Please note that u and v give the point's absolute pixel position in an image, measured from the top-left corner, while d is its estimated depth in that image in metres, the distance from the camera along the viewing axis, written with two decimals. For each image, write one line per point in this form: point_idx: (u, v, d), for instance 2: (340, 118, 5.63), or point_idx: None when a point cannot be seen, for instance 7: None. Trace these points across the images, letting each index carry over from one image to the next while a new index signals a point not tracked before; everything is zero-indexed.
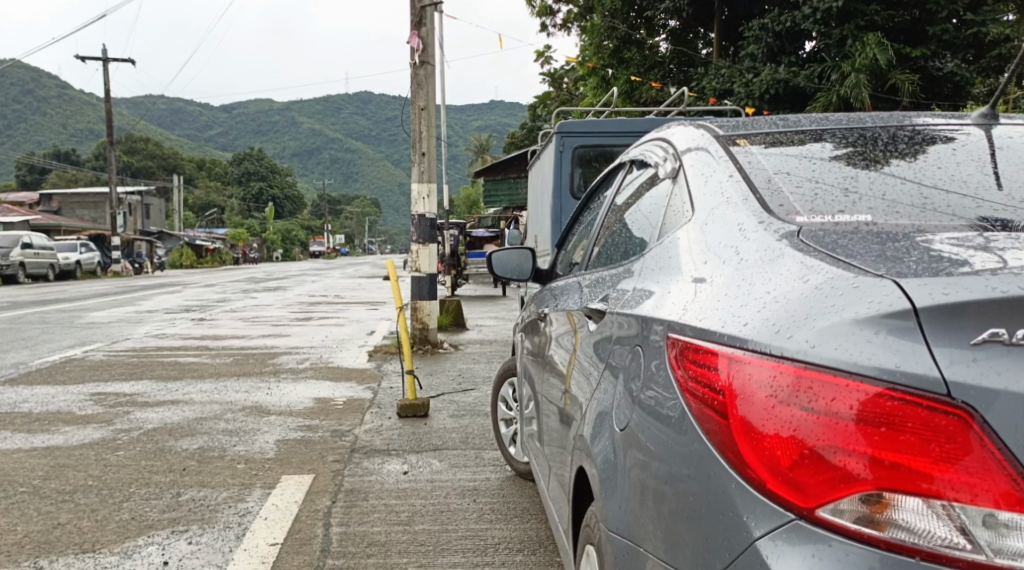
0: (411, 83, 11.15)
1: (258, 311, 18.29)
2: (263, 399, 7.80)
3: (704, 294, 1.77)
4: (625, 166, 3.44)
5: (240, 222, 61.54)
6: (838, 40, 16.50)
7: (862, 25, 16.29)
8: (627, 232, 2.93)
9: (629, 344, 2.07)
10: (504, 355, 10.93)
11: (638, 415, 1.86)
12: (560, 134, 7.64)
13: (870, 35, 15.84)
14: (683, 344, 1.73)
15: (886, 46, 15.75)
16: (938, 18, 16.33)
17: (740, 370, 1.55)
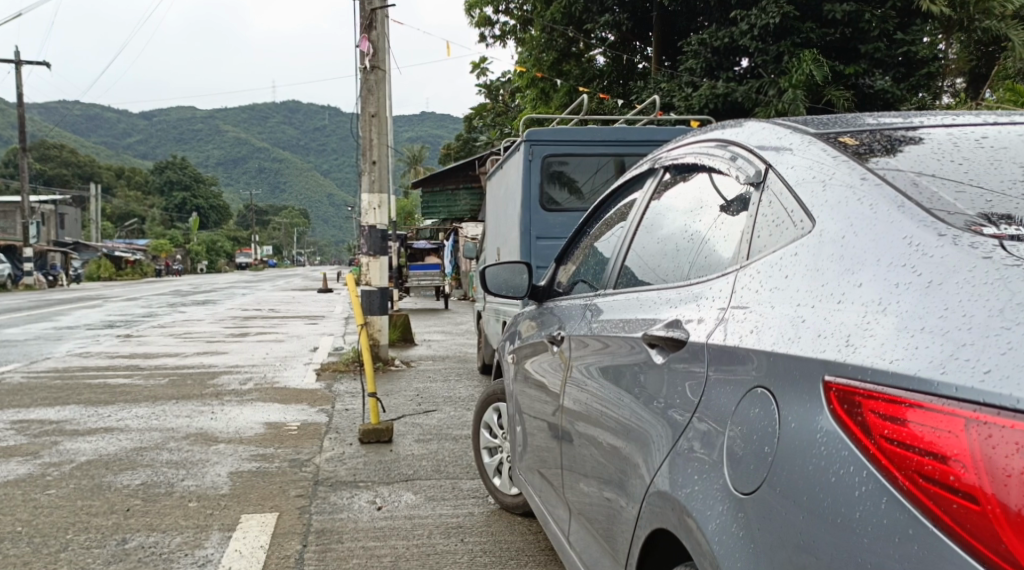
0: (361, 89, 10.75)
1: (189, 327, 17.40)
2: (209, 425, 7.21)
3: (880, 326, 1.40)
4: (655, 172, 3.08)
5: (162, 233, 59.41)
6: (775, 56, 16.60)
7: (798, 42, 16.42)
8: (683, 248, 2.58)
9: (740, 381, 1.70)
10: (459, 372, 10.52)
11: (784, 480, 1.48)
12: (527, 143, 7.32)
13: (805, 52, 15.96)
14: (861, 393, 1.36)
15: (822, 63, 15.89)
16: (870, 36, 16.52)
17: (984, 433, 1.20)
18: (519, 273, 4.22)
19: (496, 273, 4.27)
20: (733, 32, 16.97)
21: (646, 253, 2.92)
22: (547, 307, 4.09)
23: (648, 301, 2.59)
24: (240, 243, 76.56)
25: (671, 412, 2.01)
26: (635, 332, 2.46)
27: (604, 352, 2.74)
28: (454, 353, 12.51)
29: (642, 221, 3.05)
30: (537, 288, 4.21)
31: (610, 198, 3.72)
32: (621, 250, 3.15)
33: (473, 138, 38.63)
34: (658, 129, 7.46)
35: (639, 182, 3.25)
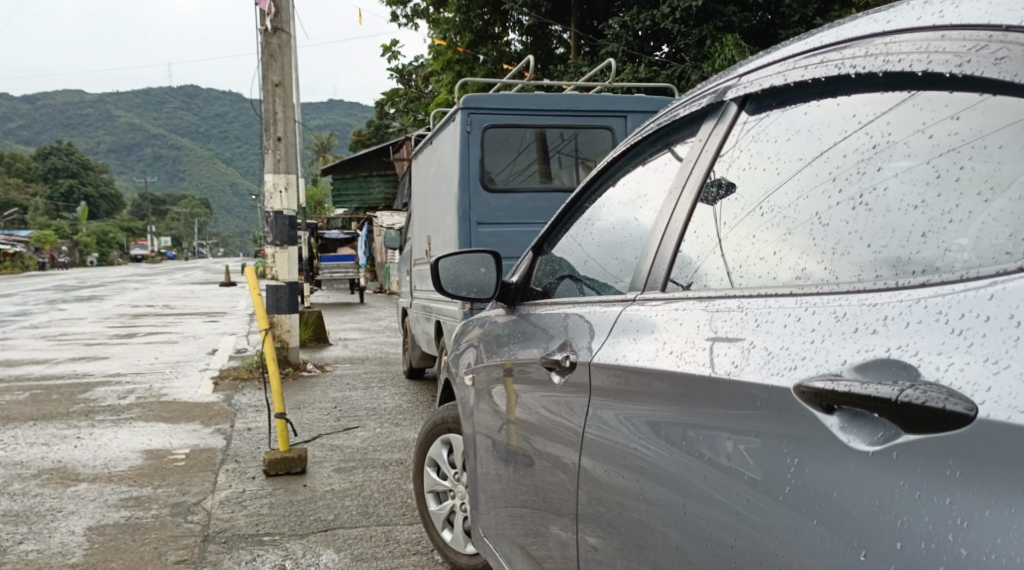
0: (262, 54, 9.38)
1: (68, 328, 15.48)
2: (72, 457, 5.79)
3: None
4: (721, 106, 2.03)
5: (47, 224, 55.46)
6: (697, 41, 15.79)
7: (720, 26, 15.63)
8: (835, 224, 1.58)
9: None
10: (379, 377, 9.32)
11: None
12: (466, 111, 6.17)
13: (728, 35, 15.17)
14: None
15: (745, 47, 15.11)
16: (791, 21, 15.89)
17: None
18: (484, 265, 3.04)
19: (453, 265, 3.05)
20: (654, 15, 16.17)
21: (720, 233, 1.89)
22: (524, 314, 2.94)
23: (773, 315, 1.56)
24: (135, 234, 72.38)
25: (946, 567, 1.07)
26: (760, 373, 1.46)
27: (669, 400, 1.72)
28: (375, 354, 11.25)
29: (704, 183, 2.01)
30: (509, 286, 3.07)
31: (615, 161, 2.62)
32: (670, 234, 2.07)
33: (385, 124, 37.04)
34: (615, 96, 6.40)
35: (685, 131, 2.20)
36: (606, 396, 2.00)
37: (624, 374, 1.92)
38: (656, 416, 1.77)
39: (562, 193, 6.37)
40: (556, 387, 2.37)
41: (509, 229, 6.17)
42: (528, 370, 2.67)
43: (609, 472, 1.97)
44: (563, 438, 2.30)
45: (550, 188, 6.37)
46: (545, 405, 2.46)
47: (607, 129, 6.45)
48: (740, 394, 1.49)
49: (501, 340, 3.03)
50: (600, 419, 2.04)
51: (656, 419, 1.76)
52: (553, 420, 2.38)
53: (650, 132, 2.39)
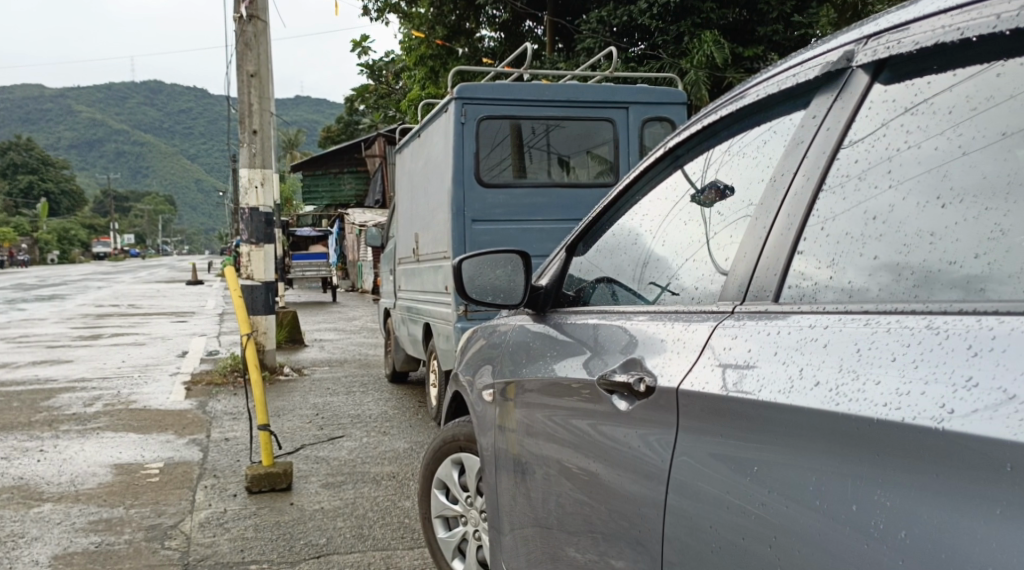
0: (237, 43, 8.92)
1: (28, 330, 14.86)
2: (35, 474, 5.35)
3: None
4: (843, 72, 1.63)
5: (5, 220, 53.98)
6: (675, 37, 15.51)
7: (697, 23, 15.38)
8: None
9: None
10: (359, 381, 8.94)
11: None
12: (460, 101, 5.78)
13: (707, 32, 14.93)
14: None
15: (723, 44, 14.87)
16: (768, 18, 15.68)
17: None
18: (509, 266, 2.66)
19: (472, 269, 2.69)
20: (631, 11, 15.84)
21: (873, 231, 1.49)
22: (557, 323, 2.58)
23: (986, 341, 1.16)
24: (98, 231, 70.96)
25: None
26: (1009, 426, 1.05)
27: (822, 448, 1.31)
28: (354, 357, 10.84)
29: (823, 166, 1.61)
30: (539, 290, 2.71)
31: (680, 143, 2.23)
32: (774, 232, 1.68)
33: (356, 120, 36.60)
34: (617, 86, 6.10)
35: (785, 107, 1.81)
36: (707, 433, 1.58)
37: (741, 407, 1.49)
38: (796, 466, 1.34)
39: (560, 188, 6.04)
40: (608, 408, 1.97)
41: (503, 225, 5.84)
42: (565, 388, 2.28)
43: (704, 528, 1.55)
44: (625, 480, 1.87)
45: (548, 183, 6.04)
46: (594, 432, 2.05)
47: (607, 121, 6.14)
48: (977, 452, 1.08)
49: (520, 351, 2.73)
50: (693, 464, 1.60)
51: (798, 471, 1.34)
52: (607, 451, 1.96)
53: (733, 109, 2.01)
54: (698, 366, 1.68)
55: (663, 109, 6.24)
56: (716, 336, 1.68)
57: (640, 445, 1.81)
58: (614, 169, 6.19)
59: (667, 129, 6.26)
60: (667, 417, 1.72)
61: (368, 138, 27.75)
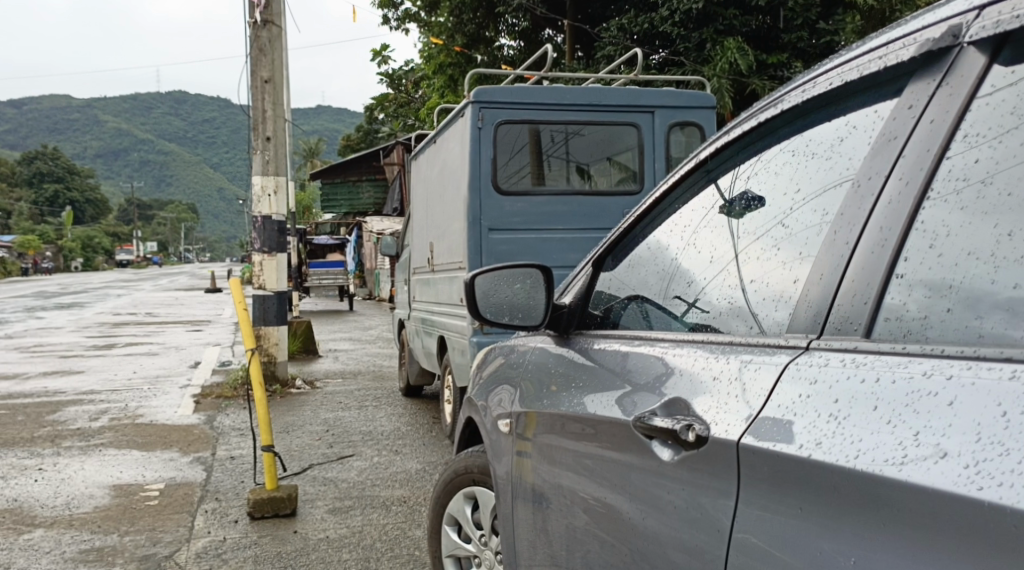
0: (250, 48, 8.69)
1: (43, 339, 14.74)
2: (30, 495, 5.10)
3: None
4: (947, 52, 1.31)
5: (29, 228, 54.39)
6: (697, 44, 15.15)
7: (720, 29, 15.02)
8: None
9: None
10: (372, 395, 8.67)
11: None
12: (478, 105, 5.50)
13: (730, 39, 14.57)
14: None
15: (747, 51, 14.51)
16: (793, 24, 15.27)
17: None
18: (529, 283, 2.32)
19: (486, 286, 2.37)
20: (653, 17, 15.51)
21: (1004, 253, 1.18)
22: (582, 348, 2.27)
23: None
24: (120, 239, 71.44)
25: None
26: None
27: (960, 545, 1.00)
28: (369, 369, 10.58)
29: (926, 170, 1.30)
30: (562, 310, 2.40)
31: (727, 143, 1.89)
32: (859, 251, 1.37)
33: (375, 129, 36.52)
34: (642, 89, 5.77)
35: (867, 98, 1.49)
36: (778, 509, 1.27)
37: (827, 480, 1.19)
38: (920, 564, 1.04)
39: (583, 196, 5.72)
40: (647, 457, 1.65)
41: (522, 235, 5.54)
42: (592, 426, 1.97)
43: None
44: (667, 547, 1.56)
45: (569, 191, 5.68)
46: (627, 480, 1.74)
47: (632, 125, 5.81)
48: None
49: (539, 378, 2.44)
50: (762, 544, 1.29)
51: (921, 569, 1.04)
52: (644, 507, 1.65)
53: (793, 102, 1.67)
54: (761, 418, 1.37)
55: (691, 113, 5.90)
56: (785, 381, 1.37)
57: (687, 510, 1.49)
58: (639, 176, 5.86)
59: (695, 133, 5.91)
60: (723, 485, 1.40)
61: (387, 147, 27.55)
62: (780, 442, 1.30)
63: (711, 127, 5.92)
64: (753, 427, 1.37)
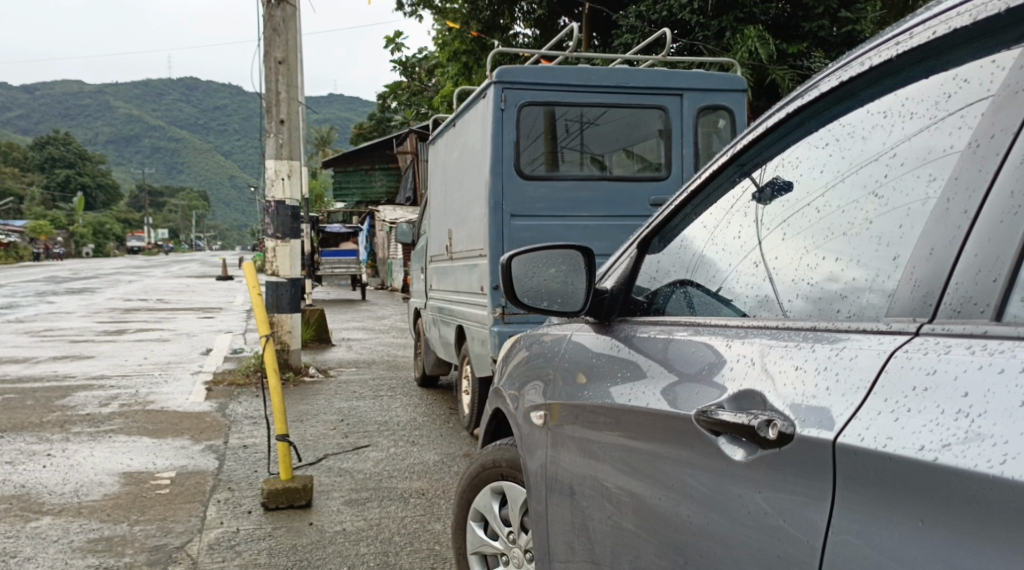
0: (264, 28, 8.52)
1: (55, 323, 14.67)
2: (38, 482, 4.98)
3: None
4: None
5: (43, 214, 54.49)
6: (716, 32, 14.88)
7: (740, 17, 14.77)
8: None
9: None
10: (386, 385, 8.53)
11: None
12: (500, 86, 5.32)
13: (750, 27, 14.31)
14: None
15: (767, 39, 14.27)
16: (814, 13, 15.01)
17: None
18: (569, 265, 2.14)
19: (521, 267, 2.19)
20: (671, 5, 15.25)
21: None
22: (624, 335, 2.09)
23: None
24: (131, 226, 71.56)
25: None
26: None
27: None
28: (382, 358, 10.45)
29: None
30: (603, 295, 2.22)
31: (797, 111, 1.69)
32: (984, 221, 1.19)
33: (388, 117, 36.40)
34: (670, 71, 5.58)
35: (983, 48, 1.30)
36: (896, 518, 1.10)
37: (963, 486, 1.02)
38: None
39: (608, 181, 5.51)
40: (709, 454, 1.48)
41: (544, 221, 5.37)
42: (636, 418, 1.79)
43: None
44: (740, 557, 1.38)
45: (592, 176, 5.50)
46: (682, 481, 1.57)
47: (660, 108, 5.61)
48: None
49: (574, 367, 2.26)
50: (873, 559, 1.13)
51: None
52: (705, 511, 1.47)
53: (881, 57, 1.48)
54: (866, 410, 1.19)
55: (720, 96, 5.70)
56: (897, 368, 1.20)
57: (765, 518, 1.32)
58: (667, 161, 5.65)
59: (725, 118, 5.71)
60: (818, 490, 1.23)
61: (399, 135, 27.40)
62: (899, 437, 1.12)
63: (741, 111, 5.72)
64: (857, 422, 1.20)
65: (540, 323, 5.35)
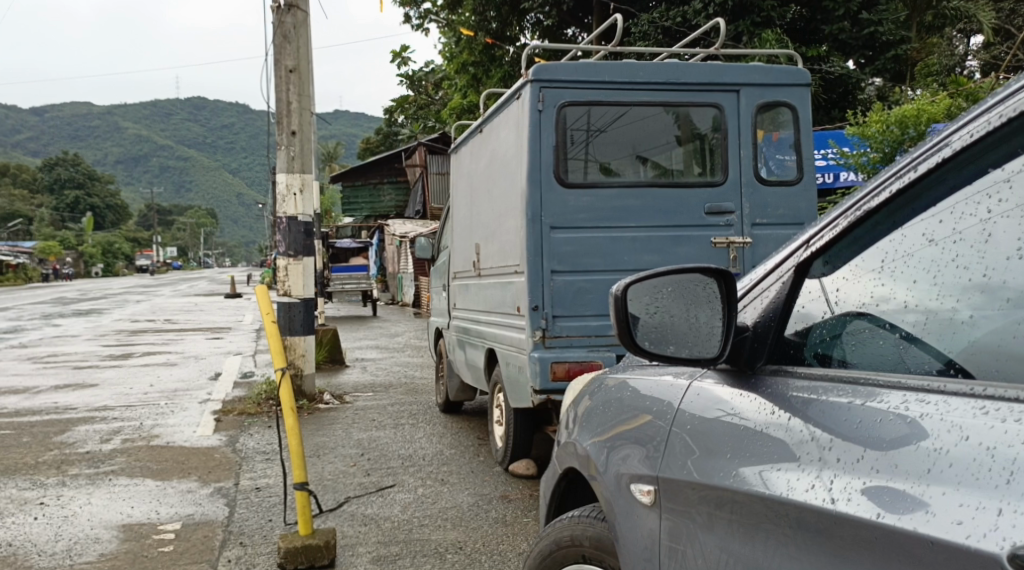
0: (274, 34, 8.03)
1: (59, 348, 14.15)
2: (24, 540, 4.40)
3: None
4: None
5: (53, 235, 54.30)
6: (733, 37, 14.22)
7: (757, 22, 14.07)
8: None
9: None
10: (405, 412, 7.97)
11: None
12: (536, 84, 4.78)
13: (768, 31, 13.54)
14: None
15: (786, 45, 13.47)
16: (833, 15, 14.43)
17: None
18: (706, 293, 1.55)
19: (641, 295, 1.59)
20: (685, 10, 14.56)
21: None
22: (784, 392, 1.52)
23: None
24: (139, 245, 71.27)
25: None
26: None
27: None
28: (400, 381, 9.88)
29: None
30: (744, 334, 1.66)
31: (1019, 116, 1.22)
32: None
33: (394, 131, 36.02)
34: (725, 65, 5.02)
35: None
36: None
37: None
38: None
39: (658, 187, 4.93)
40: None
41: (587, 234, 4.81)
42: (854, 539, 1.23)
43: None
44: None
45: (641, 182, 4.93)
46: None
47: (716, 106, 5.04)
48: None
49: (700, 433, 1.69)
50: None
51: None
52: None
53: None
54: None
55: (780, 92, 5.13)
56: None
57: None
58: (723, 165, 5.04)
59: (787, 115, 5.15)
60: None
61: (408, 148, 26.86)
62: None
63: (803, 108, 5.17)
64: None
65: (584, 348, 4.77)
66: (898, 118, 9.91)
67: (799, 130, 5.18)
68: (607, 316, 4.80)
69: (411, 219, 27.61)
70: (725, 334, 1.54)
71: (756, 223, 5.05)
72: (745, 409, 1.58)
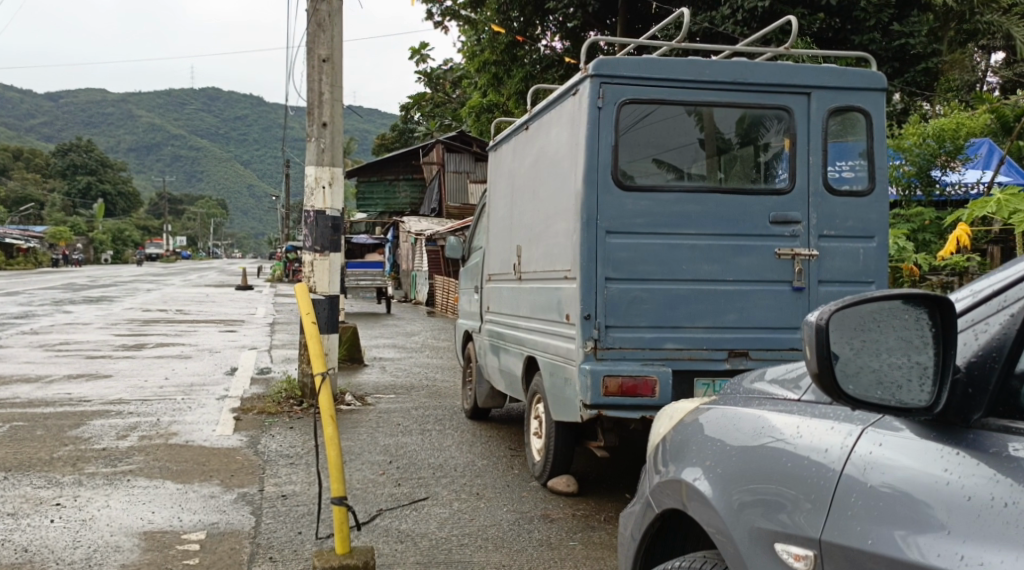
0: (308, 23, 7.76)
1: (72, 335, 13.94)
2: (40, 546, 4.14)
3: None
4: None
5: (64, 220, 54.23)
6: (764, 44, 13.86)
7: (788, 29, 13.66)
8: None
9: None
10: (429, 416, 7.71)
11: None
12: (598, 81, 4.52)
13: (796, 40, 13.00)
14: None
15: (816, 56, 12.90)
16: (864, 26, 13.82)
17: None
18: (916, 328, 1.45)
19: (844, 322, 1.47)
20: (712, 16, 14.03)
21: None
22: None
23: None
24: (150, 232, 71.31)
25: None
26: None
27: None
28: (421, 383, 9.62)
29: None
30: (957, 376, 1.44)
31: None
32: None
33: (410, 128, 35.76)
34: (798, 65, 4.70)
35: None
36: None
37: None
38: None
39: (720, 193, 4.63)
40: None
41: (644, 242, 4.53)
42: None
43: None
44: None
45: (703, 187, 4.64)
46: None
47: (784, 110, 4.73)
48: None
49: (893, 494, 1.42)
50: None
51: None
52: None
53: None
54: None
55: (854, 96, 4.80)
56: None
57: None
58: (789, 170, 4.72)
59: (859, 121, 4.81)
60: None
61: (425, 145, 26.57)
62: None
63: (878, 114, 4.82)
64: None
65: (638, 361, 4.49)
66: (935, 132, 9.55)
67: (872, 137, 4.83)
68: (663, 329, 4.51)
69: (425, 216, 27.34)
70: (938, 376, 1.41)
71: (823, 234, 4.72)
72: (971, 477, 1.33)
